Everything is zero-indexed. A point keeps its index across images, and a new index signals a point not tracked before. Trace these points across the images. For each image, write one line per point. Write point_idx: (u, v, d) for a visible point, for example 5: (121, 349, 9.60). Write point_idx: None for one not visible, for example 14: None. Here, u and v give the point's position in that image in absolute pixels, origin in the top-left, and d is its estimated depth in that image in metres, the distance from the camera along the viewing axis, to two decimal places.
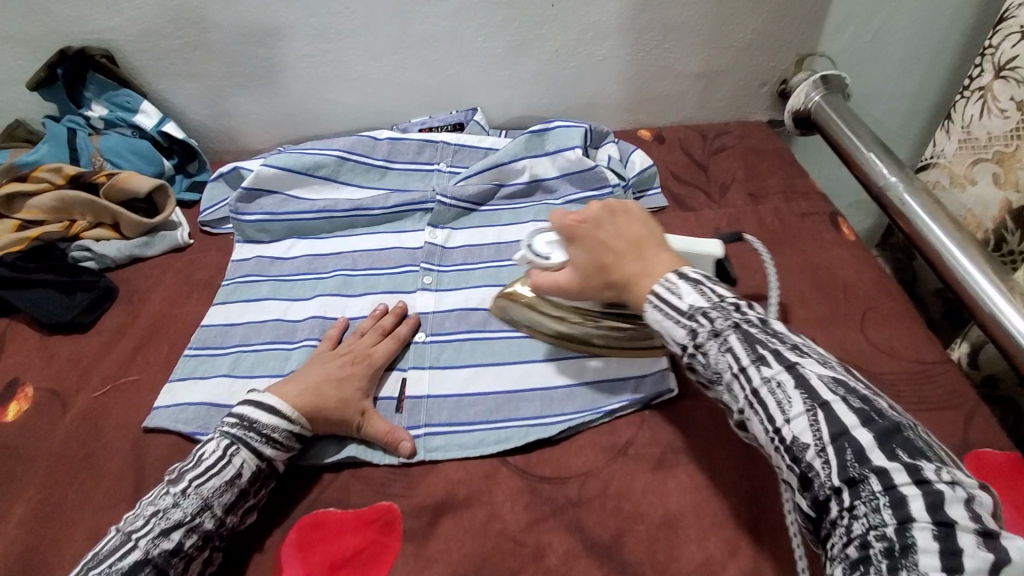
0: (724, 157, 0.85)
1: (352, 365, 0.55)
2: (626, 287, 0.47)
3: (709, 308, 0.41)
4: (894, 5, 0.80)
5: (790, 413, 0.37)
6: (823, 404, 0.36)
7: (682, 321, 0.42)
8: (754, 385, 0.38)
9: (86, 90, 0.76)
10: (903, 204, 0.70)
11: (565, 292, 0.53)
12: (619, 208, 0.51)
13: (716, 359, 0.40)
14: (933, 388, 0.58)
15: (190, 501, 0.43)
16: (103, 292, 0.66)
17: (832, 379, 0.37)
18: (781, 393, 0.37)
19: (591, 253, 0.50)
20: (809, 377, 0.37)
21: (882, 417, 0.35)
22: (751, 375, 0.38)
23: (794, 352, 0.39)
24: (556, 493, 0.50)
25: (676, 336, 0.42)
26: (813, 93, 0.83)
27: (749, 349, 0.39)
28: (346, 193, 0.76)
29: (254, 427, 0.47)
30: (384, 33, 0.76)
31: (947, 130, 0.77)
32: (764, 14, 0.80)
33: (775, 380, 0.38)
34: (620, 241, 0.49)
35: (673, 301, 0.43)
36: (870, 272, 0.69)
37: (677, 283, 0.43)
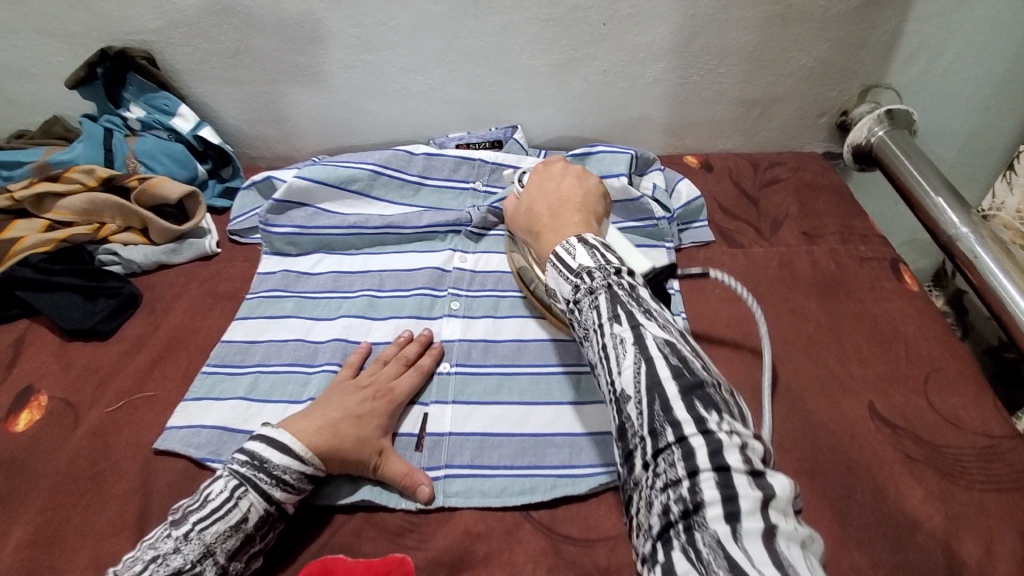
0: (775, 190, 0.80)
1: (372, 400, 0.52)
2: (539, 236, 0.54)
3: (593, 268, 0.45)
4: (971, 40, 0.75)
5: (621, 369, 0.40)
6: (647, 359, 0.39)
7: (569, 277, 0.45)
8: (605, 343, 0.41)
9: (125, 91, 0.75)
10: (975, 256, 0.63)
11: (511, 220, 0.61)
12: (584, 181, 0.58)
13: (587, 316, 0.43)
14: (1005, 467, 0.52)
15: (191, 547, 0.41)
16: (126, 299, 0.65)
17: (668, 345, 0.40)
18: (620, 350, 0.40)
19: (530, 213, 0.58)
20: (647, 337, 0.40)
21: (691, 374, 0.38)
22: (606, 331, 0.42)
23: (643, 315, 0.41)
24: (582, 558, 0.46)
25: (564, 292, 0.46)
26: (877, 127, 0.78)
27: (610, 308, 0.42)
28: (378, 209, 0.73)
29: (264, 468, 0.45)
30: (427, 46, 0.73)
31: (1010, 181, 0.73)
32: (829, 43, 0.75)
33: (619, 338, 0.41)
34: (550, 204, 0.56)
35: (567, 261, 0.46)
36: (936, 330, 0.63)
37: (577, 246, 0.47)
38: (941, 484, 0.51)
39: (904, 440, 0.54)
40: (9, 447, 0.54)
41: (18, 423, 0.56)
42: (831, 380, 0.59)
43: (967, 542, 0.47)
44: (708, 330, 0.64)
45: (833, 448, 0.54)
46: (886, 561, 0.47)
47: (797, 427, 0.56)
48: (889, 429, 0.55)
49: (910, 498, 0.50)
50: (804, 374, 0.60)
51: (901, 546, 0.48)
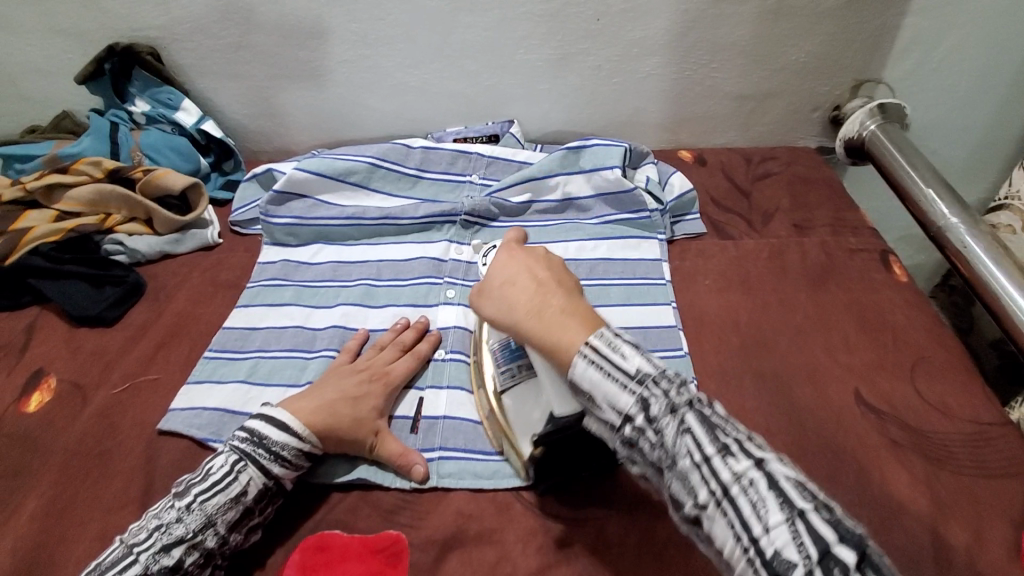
0: (768, 184, 0.81)
1: (368, 383, 0.54)
2: (538, 330, 0.44)
3: (655, 375, 0.39)
4: (963, 34, 0.75)
5: (765, 520, 0.33)
6: (798, 513, 0.33)
7: (631, 387, 0.39)
8: (721, 480, 0.35)
9: (131, 86, 0.77)
10: (965, 247, 0.64)
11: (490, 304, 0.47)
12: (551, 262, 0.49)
13: (675, 442, 0.37)
14: (990, 452, 0.53)
15: (193, 517, 0.43)
16: (131, 287, 0.67)
17: (794, 482, 0.35)
18: (751, 492, 0.34)
19: (500, 299, 0.47)
20: (777, 477, 0.34)
21: (850, 530, 0.32)
22: (716, 468, 0.35)
23: (755, 447, 0.36)
24: (571, 537, 0.47)
25: (622, 404, 0.39)
26: (869, 120, 0.79)
27: (710, 436, 0.36)
28: (376, 201, 0.75)
29: (263, 444, 0.47)
30: (425, 42, 0.75)
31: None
32: (821, 38, 0.76)
33: (743, 477, 0.34)
34: (529, 287, 0.46)
35: (617, 361, 0.40)
36: (924, 319, 0.64)
37: (617, 340, 0.41)
38: (925, 468, 0.52)
39: (889, 425, 0.55)
40: (20, 427, 0.56)
41: (29, 404, 0.58)
42: (819, 368, 0.60)
43: (950, 525, 0.49)
44: (699, 342, 0.63)
45: (819, 434, 0.55)
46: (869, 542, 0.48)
47: (784, 413, 0.57)
48: (875, 415, 0.56)
49: (894, 482, 0.51)
50: (793, 362, 0.61)
51: (886, 527, 0.49)
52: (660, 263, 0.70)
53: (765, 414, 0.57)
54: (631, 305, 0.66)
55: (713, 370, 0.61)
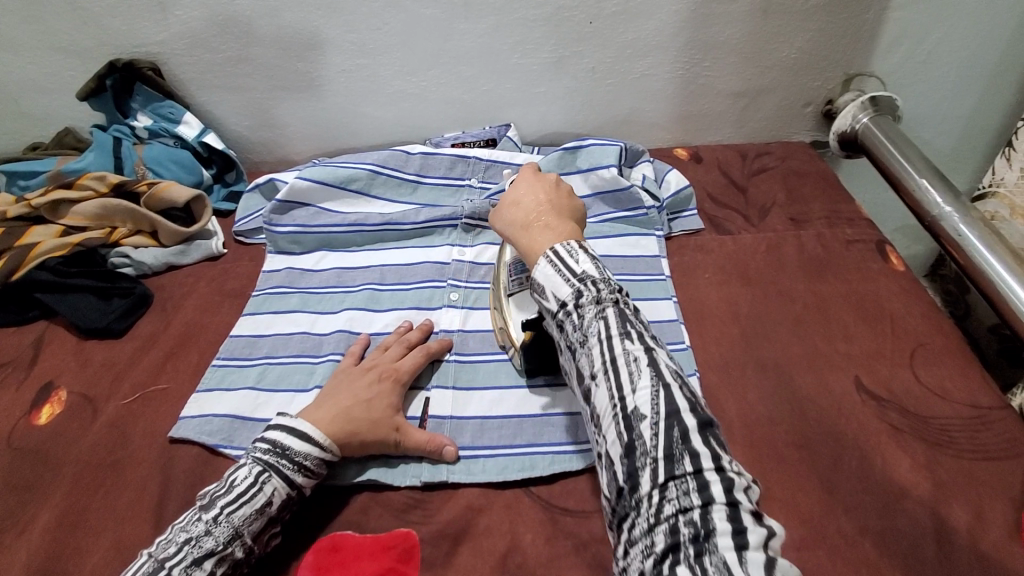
0: (763, 178, 0.82)
1: (379, 383, 0.54)
2: (524, 239, 0.50)
3: (597, 279, 0.45)
4: (950, 26, 0.76)
5: (636, 385, 0.40)
6: (663, 384, 0.39)
7: (572, 281, 0.45)
8: (613, 354, 0.41)
9: (133, 101, 0.79)
10: (959, 235, 0.65)
11: (514, 208, 0.53)
12: (568, 194, 0.54)
13: (591, 324, 0.43)
14: (990, 436, 0.54)
15: (222, 529, 0.43)
16: (138, 299, 0.68)
17: (675, 372, 0.41)
18: (633, 368, 0.40)
19: (505, 214, 0.53)
20: (659, 362, 0.41)
21: (702, 411, 0.39)
22: (615, 344, 0.41)
23: (654, 342, 0.42)
24: (580, 528, 0.48)
25: (562, 293, 0.45)
26: (861, 114, 0.80)
27: (620, 324, 0.42)
28: (377, 207, 0.76)
29: (286, 454, 0.48)
30: (420, 49, 0.76)
31: (1009, 159, 0.74)
32: (810, 34, 0.77)
33: (631, 354, 0.41)
34: (534, 204, 0.52)
35: (569, 263, 0.46)
36: (921, 306, 0.65)
37: (577, 250, 0.47)
38: (925, 453, 0.53)
39: (889, 412, 0.56)
40: (33, 439, 0.57)
41: (41, 416, 0.59)
42: (819, 356, 0.61)
43: (952, 507, 0.49)
44: (702, 339, 0.64)
45: (820, 422, 0.56)
46: (872, 526, 0.49)
47: (784, 403, 0.57)
48: (875, 402, 0.57)
49: (895, 467, 0.52)
50: (793, 351, 0.62)
51: (888, 512, 0.49)
52: (658, 259, 0.71)
53: (766, 403, 0.57)
54: (633, 300, 0.66)
55: (715, 363, 0.61)
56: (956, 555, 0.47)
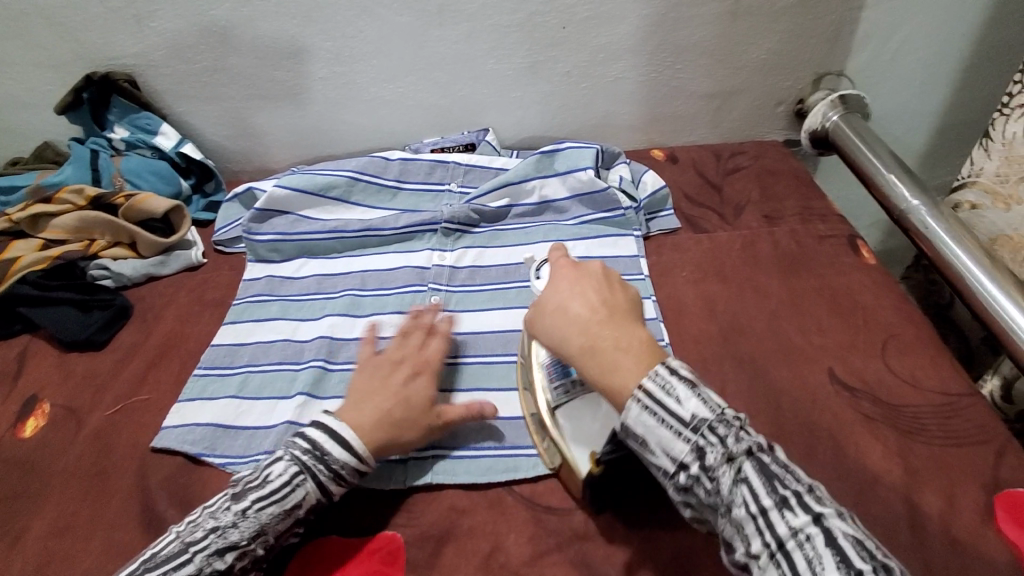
0: (738, 177, 0.83)
1: (413, 376, 0.54)
2: (593, 368, 0.44)
3: (712, 421, 0.39)
4: (914, 25, 0.79)
5: (820, 575, 0.34)
6: (857, 572, 0.33)
7: (684, 433, 0.39)
8: (776, 534, 0.36)
9: (110, 113, 0.79)
10: (926, 228, 0.67)
11: (562, 317, 0.47)
12: (619, 289, 0.48)
13: (729, 489, 0.37)
14: (960, 422, 0.55)
15: (248, 524, 0.44)
16: (118, 310, 0.68)
17: (855, 540, 0.35)
18: (807, 547, 0.35)
19: (556, 327, 0.47)
20: (834, 533, 0.35)
21: None
22: (773, 519, 0.36)
23: (814, 499, 0.37)
24: (562, 525, 0.49)
25: (676, 450, 0.39)
26: (831, 112, 0.82)
27: (767, 487, 0.37)
28: (357, 214, 0.76)
29: (324, 460, 0.47)
30: (397, 56, 0.77)
31: (986, 147, 0.68)
32: (780, 35, 0.79)
33: (798, 530, 0.35)
34: (590, 312, 0.46)
35: (673, 407, 0.40)
36: (892, 298, 0.66)
37: (671, 381, 0.41)
38: (898, 441, 0.54)
39: (863, 401, 0.57)
40: (15, 452, 0.56)
41: (25, 430, 0.59)
42: (794, 350, 0.62)
43: (924, 493, 0.51)
44: (680, 335, 0.65)
45: (796, 413, 0.57)
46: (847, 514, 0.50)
47: (761, 396, 0.58)
48: (849, 393, 0.58)
49: (869, 455, 0.53)
50: (768, 346, 0.63)
51: (863, 499, 0.51)
52: (638, 258, 0.71)
53: (743, 397, 0.59)
54: None
55: (694, 359, 0.62)
56: (928, 539, 0.48)
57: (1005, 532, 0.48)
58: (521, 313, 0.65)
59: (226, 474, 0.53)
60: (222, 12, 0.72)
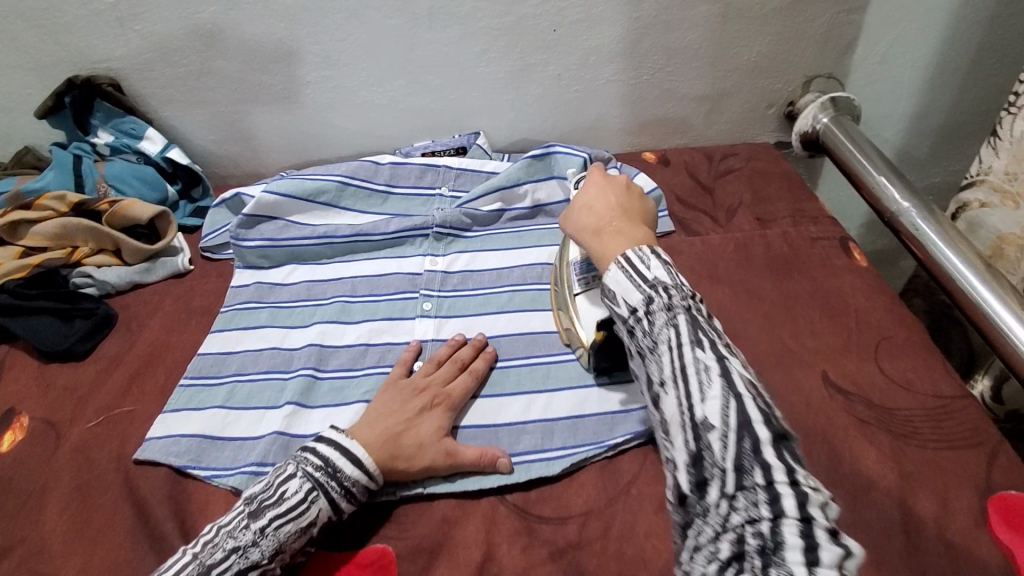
0: (730, 179, 0.83)
1: (430, 408, 0.54)
2: (595, 243, 0.51)
3: (670, 286, 0.44)
4: (903, 27, 0.79)
5: (706, 394, 0.39)
6: (736, 395, 0.39)
7: (643, 286, 0.44)
8: (683, 362, 0.41)
9: (94, 117, 0.77)
10: (917, 231, 0.67)
11: (587, 209, 0.54)
12: (640, 202, 0.54)
13: (661, 331, 0.43)
14: (954, 424, 0.55)
15: (267, 543, 0.44)
16: (101, 320, 0.66)
17: (749, 382, 0.40)
18: (704, 378, 0.40)
19: (576, 217, 0.54)
20: (733, 371, 0.40)
21: (779, 424, 0.38)
22: (686, 353, 0.41)
23: (726, 349, 0.42)
24: (556, 535, 0.48)
25: (632, 299, 0.45)
26: (821, 114, 0.82)
27: (691, 331, 0.42)
28: (347, 219, 0.75)
29: (337, 477, 0.47)
30: (386, 59, 0.76)
31: (994, 146, 0.66)
32: (770, 37, 0.79)
33: (704, 365, 0.40)
34: (606, 209, 0.53)
35: (641, 270, 0.45)
36: (884, 300, 0.66)
37: (648, 256, 0.46)
38: (892, 444, 0.54)
39: (857, 405, 0.57)
40: None
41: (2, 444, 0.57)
42: (788, 353, 0.62)
43: (919, 497, 0.50)
44: None
45: (790, 417, 0.57)
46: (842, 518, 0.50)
47: None
48: (843, 396, 0.58)
49: (863, 459, 0.53)
50: (761, 349, 0.62)
51: (856, 505, 0.50)
52: None
53: None
54: None
55: None
56: (923, 544, 0.48)
57: (999, 536, 0.48)
58: (513, 318, 0.65)
59: (212, 485, 0.52)
60: (208, 15, 0.71)
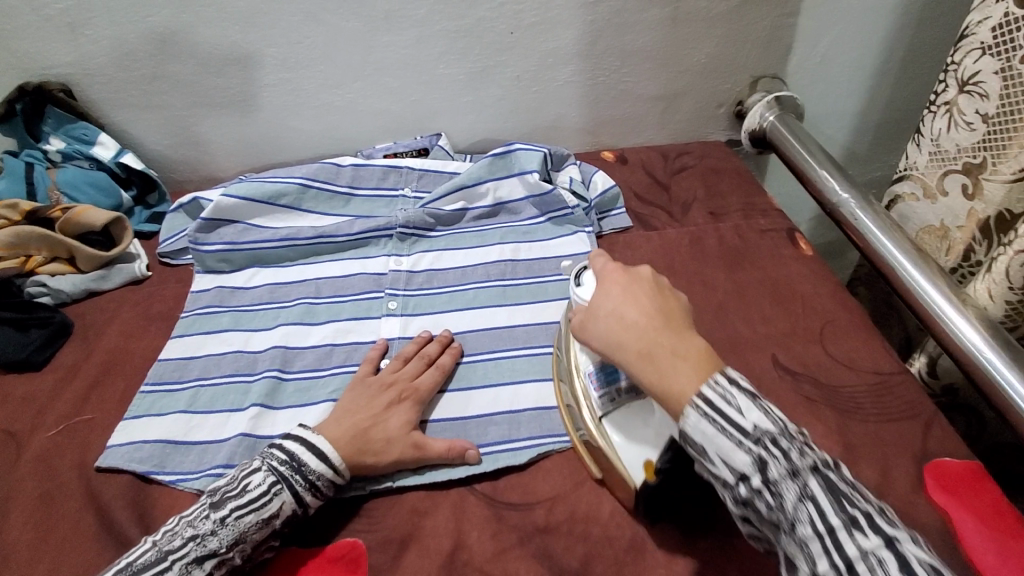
0: (685, 176, 0.86)
1: (397, 402, 0.55)
2: (649, 372, 0.41)
3: (776, 436, 0.38)
4: (840, 30, 0.84)
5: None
6: None
7: (746, 443, 0.37)
8: (847, 556, 0.34)
9: (45, 124, 0.75)
10: (856, 220, 0.71)
11: (617, 320, 0.44)
12: (668, 294, 0.46)
13: (792, 505, 0.36)
14: (892, 399, 0.59)
15: (226, 532, 0.44)
16: (58, 328, 0.65)
17: (930, 565, 0.34)
18: (881, 572, 0.33)
19: (606, 332, 0.45)
20: (907, 556, 0.34)
21: None
22: (843, 541, 0.35)
23: (886, 521, 0.35)
24: (524, 520, 0.50)
25: (738, 462, 0.37)
26: (767, 113, 0.86)
27: (835, 508, 0.36)
28: (310, 221, 0.75)
29: (301, 471, 0.48)
30: (345, 62, 0.76)
31: (916, 142, 0.70)
32: (717, 40, 0.82)
33: (871, 553, 0.34)
34: (643, 316, 0.44)
35: (735, 417, 0.38)
36: (829, 286, 0.70)
37: (731, 391, 0.39)
38: (836, 419, 0.58)
39: (804, 384, 0.61)
40: None
41: None
42: (741, 339, 0.65)
43: (861, 467, 0.54)
44: None
45: None
46: None
47: None
48: (791, 377, 0.61)
49: (811, 434, 0.56)
50: (716, 336, 0.65)
51: None
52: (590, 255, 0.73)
53: None
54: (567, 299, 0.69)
55: None
56: None
57: (934, 499, 0.52)
58: (478, 314, 0.66)
59: (177, 490, 0.52)
60: (162, 18, 0.70)
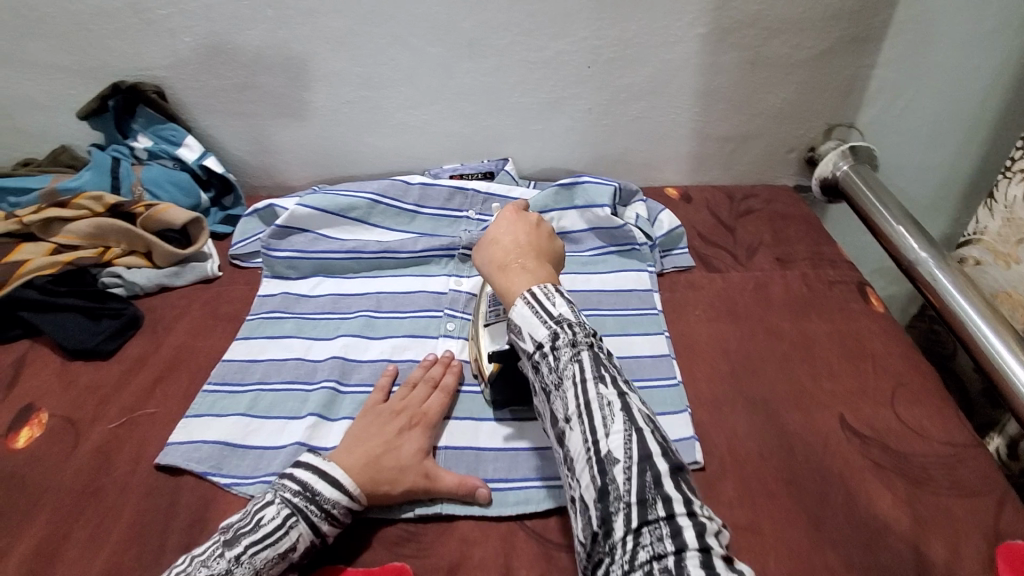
0: (751, 220, 0.85)
1: (409, 428, 0.54)
2: (500, 278, 0.50)
3: (573, 323, 0.44)
4: (924, 82, 0.81)
5: (610, 430, 0.39)
6: (637, 429, 0.39)
7: (548, 322, 0.44)
8: (588, 398, 0.41)
9: (134, 122, 0.79)
10: (934, 280, 0.68)
11: (500, 242, 0.53)
12: (547, 233, 0.55)
13: (565, 366, 0.43)
14: (967, 474, 0.55)
15: (243, 570, 0.43)
16: (128, 321, 0.67)
17: (646, 416, 0.41)
18: (608, 412, 0.40)
19: (486, 250, 0.53)
20: (632, 407, 0.41)
21: (673, 455, 0.39)
22: (591, 390, 0.41)
23: (629, 388, 0.42)
24: (575, 564, 0.48)
25: (537, 334, 0.44)
26: (841, 161, 0.83)
27: (595, 368, 0.42)
28: (375, 235, 0.77)
29: (316, 500, 0.47)
30: (424, 84, 0.78)
31: (990, 208, 0.71)
32: (795, 86, 0.81)
33: (607, 400, 0.41)
34: (515, 242, 0.53)
35: (546, 304, 0.45)
36: (901, 347, 0.67)
37: (554, 293, 0.46)
38: (907, 490, 0.54)
39: (872, 449, 0.57)
40: (9, 462, 0.55)
41: (19, 440, 0.57)
42: (806, 394, 0.62)
43: (934, 544, 0.50)
44: (695, 378, 0.64)
45: (808, 458, 0.57)
46: (858, 561, 0.49)
47: (773, 438, 0.58)
48: (858, 439, 0.58)
49: (879, 502, 0.53)
50: (779, 388, 0.63)
51: (872, 549, 0.50)
52: (651, 293, 0.73)
53: (755, 440, 0.58)
54: (625, 334, 0.68)
55: (705, 399, 0.62)
56: None
57: None
58: None
59: (230, 493, 0.52)
60: (257, 33, 0.73)
